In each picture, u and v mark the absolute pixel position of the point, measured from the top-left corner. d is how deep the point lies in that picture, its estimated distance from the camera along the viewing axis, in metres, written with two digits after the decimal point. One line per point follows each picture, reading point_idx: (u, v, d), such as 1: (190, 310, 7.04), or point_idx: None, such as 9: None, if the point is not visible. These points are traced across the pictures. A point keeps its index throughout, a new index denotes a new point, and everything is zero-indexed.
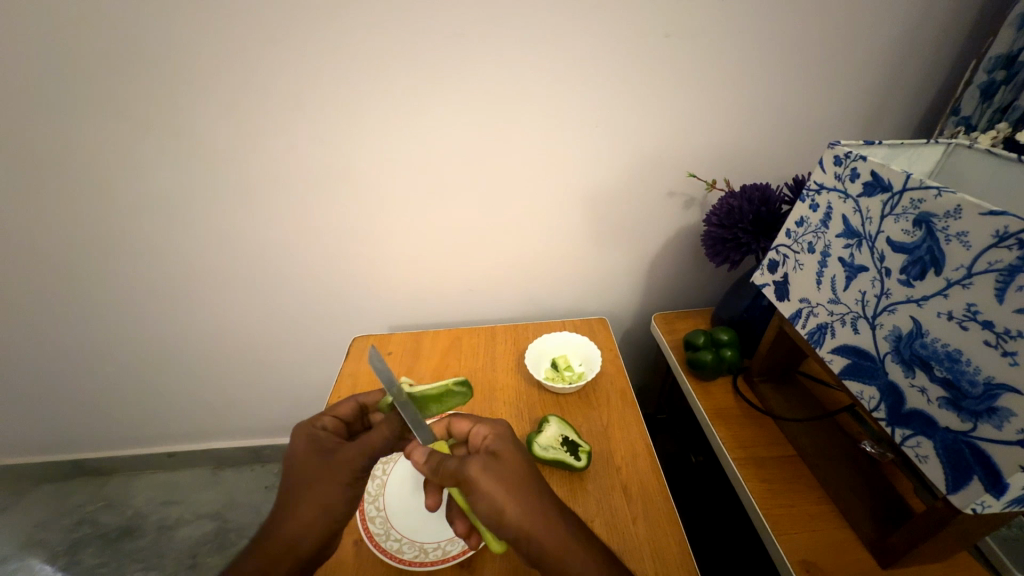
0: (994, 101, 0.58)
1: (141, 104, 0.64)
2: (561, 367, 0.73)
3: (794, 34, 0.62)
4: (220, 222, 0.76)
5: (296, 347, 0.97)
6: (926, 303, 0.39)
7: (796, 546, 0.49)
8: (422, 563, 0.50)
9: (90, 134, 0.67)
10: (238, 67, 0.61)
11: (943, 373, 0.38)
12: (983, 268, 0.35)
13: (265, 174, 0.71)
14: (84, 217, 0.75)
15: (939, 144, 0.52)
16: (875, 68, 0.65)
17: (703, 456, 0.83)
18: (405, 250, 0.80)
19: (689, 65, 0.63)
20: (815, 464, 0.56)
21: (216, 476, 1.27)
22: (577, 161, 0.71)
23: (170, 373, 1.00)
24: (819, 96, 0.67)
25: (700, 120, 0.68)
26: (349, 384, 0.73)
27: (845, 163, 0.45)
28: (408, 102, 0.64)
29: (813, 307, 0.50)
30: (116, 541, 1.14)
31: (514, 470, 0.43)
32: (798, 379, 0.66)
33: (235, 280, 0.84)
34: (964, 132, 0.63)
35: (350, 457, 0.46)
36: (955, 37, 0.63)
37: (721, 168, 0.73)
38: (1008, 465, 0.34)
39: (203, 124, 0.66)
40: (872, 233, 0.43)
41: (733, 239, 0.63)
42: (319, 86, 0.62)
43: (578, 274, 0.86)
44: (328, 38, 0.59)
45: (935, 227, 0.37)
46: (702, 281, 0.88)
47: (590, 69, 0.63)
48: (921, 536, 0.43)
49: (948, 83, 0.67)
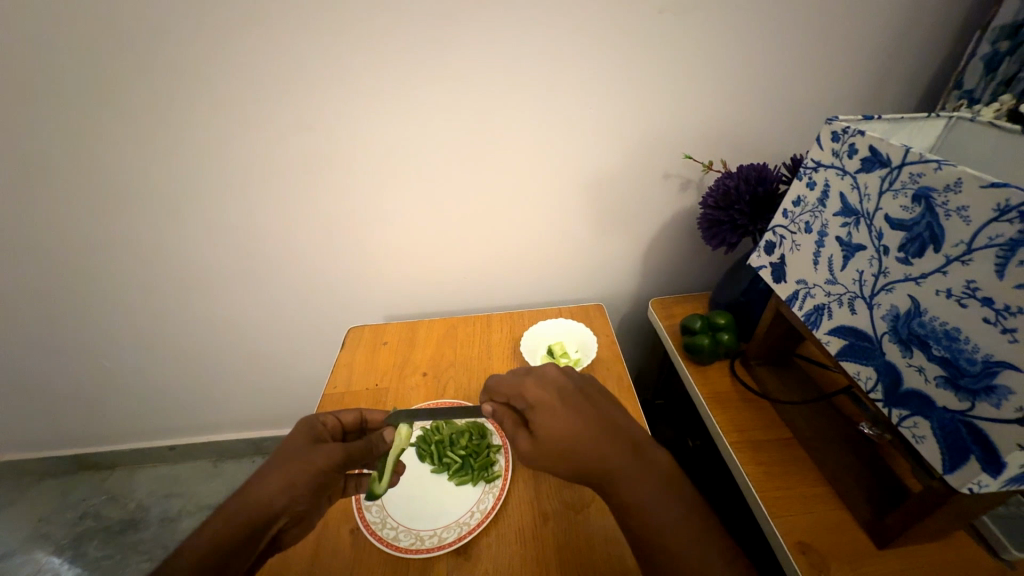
0: (998, 73, 0.57)
1: (118, 93, 0.62)
2: (557, 354, 0.72)
3: (791, 8, 0.59)
4: (207, 215, 0.75)
5: (291, 338, 0.97)
6: (925, 281, 0.38)
7: (792, 528, 0.49)
8: (418, 551, 0.50)
9: (69, 127, 0.65)
10: (217, 53, 0.59)
11: (941, 352, 0.37)
12: (983, 243, 0.34)
13: (251, 164, 0.69)
14: (68, 211, 0.73)
15: (940, 117, 0.50)
16: (876, 42, 0.63)
17: (700, 440, 0.84)
18: (398, 238, 0.79)
19: (683, 43, 0.61)
20: (812, 447, 0.56)
21: (217, 468, 1.28)
22: (571, 145, 0.69)
23: (166, 367, 1.00)
24: (817, 73, 0.65)
25: (696, 100, 0.66)
26: (344, 374, 0.73)
27: (842, 139, 0.44)
28: (395, 86, 0.62)
29: (810, 288, 0.49)
30: (120, 533, 1.16)
31: (552, 413, 0.42)
32: (796, 362, 0.66)
33: (226, 273, 0.83)
34: (966, 106, 0.61)
35: (327, 453, 0.47)
36: (958, 8, 0.61)
37: (717, 149, 0.72)
38: (1006, 444, 0.33)
39: (185, 114, 0.64)
40: (870, 211, 0.42)
41: (729, 221, 0.62)
42: (302, 72, 0.60)
43: (572, 261, 0.85)
44: (309, 20, 0.57)
45: (934, 202, 0.36)
46: (700, 265, 0.88)
47: (580, 48, 0.60)
48: (916, 516, 0.43)
49: (951, 56, 0.65)
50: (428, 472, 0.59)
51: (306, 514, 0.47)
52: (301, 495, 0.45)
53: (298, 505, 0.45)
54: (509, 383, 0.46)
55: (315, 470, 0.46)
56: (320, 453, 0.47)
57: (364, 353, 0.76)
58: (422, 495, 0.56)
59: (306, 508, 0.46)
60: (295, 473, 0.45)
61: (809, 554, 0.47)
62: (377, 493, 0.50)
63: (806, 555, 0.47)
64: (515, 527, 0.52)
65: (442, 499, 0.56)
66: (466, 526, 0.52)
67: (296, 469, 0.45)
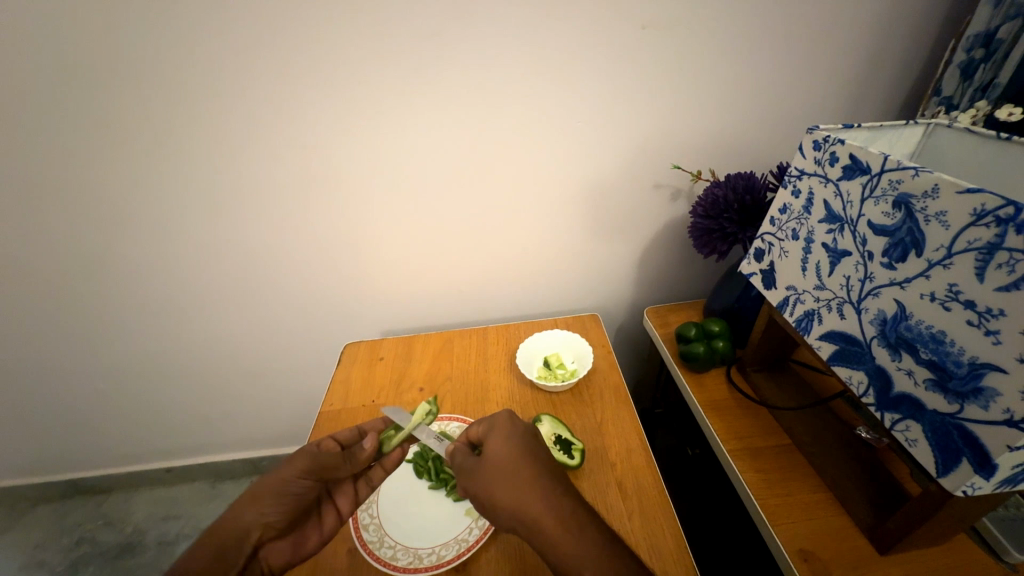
0: (974, 80, 0.58)
1: (114, 114, 0.63)
2: (553, 365, 0.72)
3: (771, 22, 0.61)
4: (203, 234, 0.75)
5: (288, 355, 0.96)
6: (909, 285, 0.38)
7: (793, 536, 0.49)
8: (416, 570, 0.50)
9: (68, 153, 0.66)
10: (213, 78, 0.60)
11: (928, 355, 0.37)
12: (962, 247, 0.34)
13: (248, 184, 0.70)
14: (63, 235, 0.74)
15: (917, 125, 0.52)
16: (854, 53, 0.65)
17: (700, 449, 0.81)
18: (394, 254, 0.80)
19: (668, 58, 0.63)
20: (810, 453, 0.56)
21: (214, 489, 1.26)
22: (564, 158, 0.71)
23: (164, 388, 0.99)
24: (799, 83, 0.67)
25: (683, 112, 0.68)
26: (340, 391, 0.72)
27: (824, 148, 0.45)
28: (388, 106, 0.63)
29: (800, 294, 0.49)
30: (115, 559, 1.14)
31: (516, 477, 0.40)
32: (790, 366, 0.66)
33: (224, 291, 0.83)
34: (945, 113, 0.62)
35: (291, 465, 0.49)
36: (931, 18, 0.63)
37: (705, 159, 0.73)
38: (996, 446, 0.33)
39: (182, 138, 0.65)
40: (854, 217, 0.43)
41: (718, 229, 0.63)
42: (297, 94, 0.62)
43: (566, 271, 0.86)
44: (303, 43, 0.58)
45: (914, 208, 0.37)
46: (692, 273, 0.88)
47: (567, 61, 0.62)
48: (916, 521, 0.42)
49: (928, 64, 0.67)
50: (425, 488, 0.58)
51: (285, 527, 0.49)
52: (266, 508, 0.47)
53: (267, 518, 0.47)
54: (497, 441, 0.44)
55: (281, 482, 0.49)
56: (284, 465, 0.50)
57: (361, 369, 0.76)
58: (420, 512, 0.56)
59: (280, 519, 0.48)
60: (262, 489, 0.48)
61: (811, 562, 0.47)
62: (389, 447, 0.53)
63: (808, 563, 0.47)
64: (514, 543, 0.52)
65: (440, 516, 0.55)
66: (465, 543, 0.52)
67: (261, 487, 0.48)
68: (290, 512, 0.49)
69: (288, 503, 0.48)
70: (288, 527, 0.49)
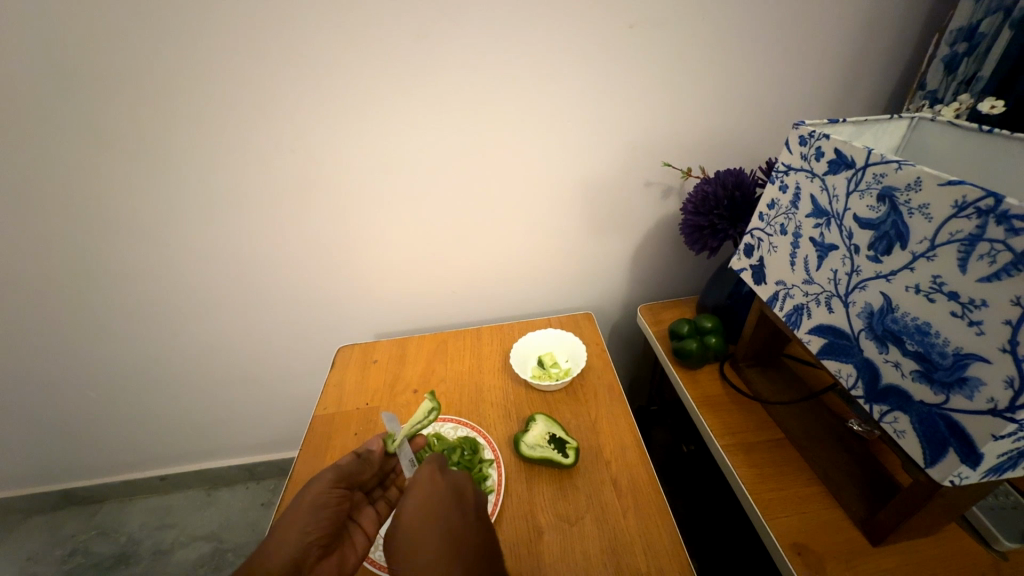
0: (958, 73, 0.59)
1: (101, 121, 0.62)
2: (547, 365, 0.72)
3: (757, 21, 0.62)
4: (194, 239, 0.74)
5: (281, 360, 0.96)
6: (895, 278, 0.38)
7: (786, 529, 0.49)
8: None
9: (53, 160, 0.65)
10: (199, 83, 0.60)
11: (914, 347, 0.38)
12: (945, 239, 0.34)
13: (238, 189, 0.69)
14: (51, 243, 0.73)
15: (902, 119, 0.52)
16: (840, 49, 0.65)
17: (694, 445, 0.82)
18: (387, 256, 0.80)
19: (657, 56, 0.63)
20: (804, 447, 0.56)
21: (209, 496, 1.25)
22: (556, 157, 0.71)
23: (157, 395, 0.98)
24: (786, 80, 0.68)
25: (672, 110, 0.68)
26: (334, 395, 0.72)
27: (810, 143, 0.45)
28: (377, 108, 0.63)
29: (789, 288, 0.50)
30: (111, 569, 1.12)
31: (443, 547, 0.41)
32: (783, 361, 0.67)
33: (216, 297, 0.83)
34: (929, 106, 0.63)
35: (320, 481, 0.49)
36: (916, 12, 0.63)
37: (695, 156, 0.73)
38: (980, 436, 0.34)
39: (170, 144, 0.64)
40: (840, 212, 0.43)
41: (709, 226, 0.63)
42: (286, 97, 0.61)
43: (560, 271, 0.86)
44: (290, 45, 0.58)
45: (898, 201, 0.37)
46: (684, 270, 0.89)
47: (554, 60, 0.62)
48: (907, 512, 0.43)
49: (913, 58, 0.67)
50: None
51: (326, 544, 0.47)
52: (308, 525, 0.46)
53: (312, 535, 0.46)
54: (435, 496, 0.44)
55: (315, 497, 0.48)
56: (312, 482, 0.49)
57: (354, 372, 0.76)
58: None
59: (322, 534, 0.47)
60: (296, 510, 0.47)
61: (805, 555, 0.47)
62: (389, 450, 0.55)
63: (802, 556, 0.47)
64: (510, 545, 0.51)
65: None
66: None
67: (293, 511, 0.46)
68: (330, 525, 0.48)
69: (326, 515, 0.47)
70: (328, 546, 0.47)
